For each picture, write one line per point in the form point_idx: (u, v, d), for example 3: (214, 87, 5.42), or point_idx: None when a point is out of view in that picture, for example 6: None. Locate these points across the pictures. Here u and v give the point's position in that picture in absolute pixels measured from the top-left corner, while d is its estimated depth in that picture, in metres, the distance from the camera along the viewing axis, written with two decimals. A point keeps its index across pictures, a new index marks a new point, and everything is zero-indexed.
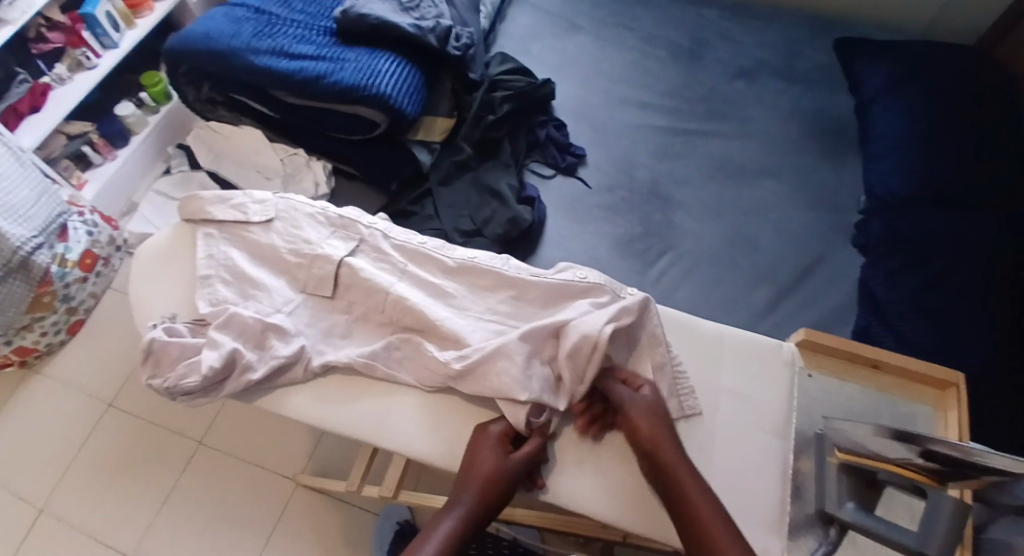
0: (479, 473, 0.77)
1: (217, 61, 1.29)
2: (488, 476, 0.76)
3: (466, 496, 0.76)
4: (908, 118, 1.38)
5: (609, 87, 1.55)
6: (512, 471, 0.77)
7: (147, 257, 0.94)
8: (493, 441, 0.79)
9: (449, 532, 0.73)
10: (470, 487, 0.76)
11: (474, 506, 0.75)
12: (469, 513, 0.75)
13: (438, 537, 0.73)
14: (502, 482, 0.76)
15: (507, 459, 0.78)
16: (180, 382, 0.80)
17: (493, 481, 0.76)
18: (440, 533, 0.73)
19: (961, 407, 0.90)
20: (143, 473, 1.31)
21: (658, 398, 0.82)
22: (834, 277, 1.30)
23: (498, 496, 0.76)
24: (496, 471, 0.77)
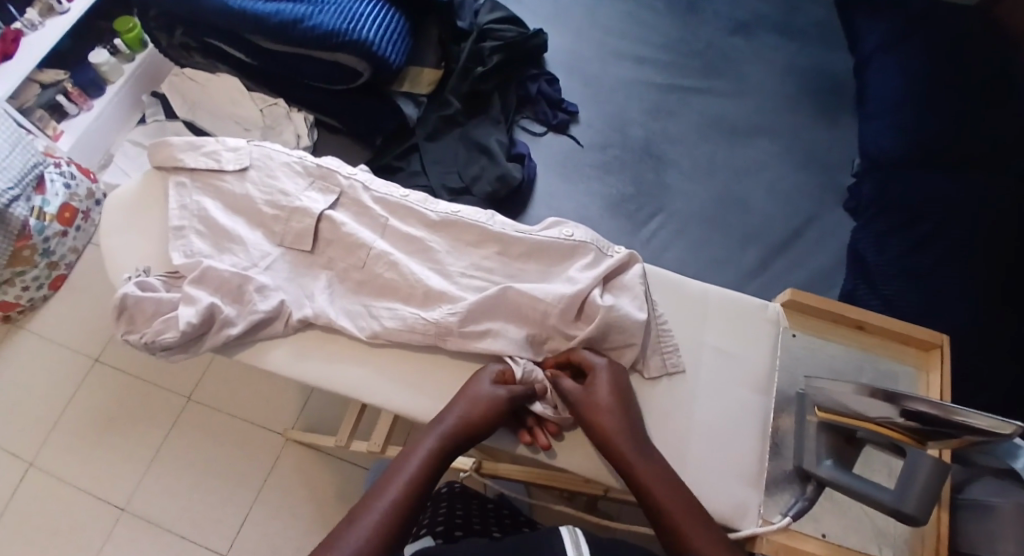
0: (462, 405, 0.76)
1: (188, 3, 1.23)
2: (478, 406, 0.76)
3: (448, 424, 0.75)
4: (904, 77, 1.35)
5: (601, 41, 1.51)
6: (495, 402, 0.77)
7: (115, 209, 0.91)
8: (484, 380, 0.79)
9: (427, 455, 0.72)
10: (452, 414, 0.75)
11: (456, 428, 0.74)
12: (450, 438, 0.74)
13: (416, 459, 0.71)
14: (484, 411, 0.76)
15: (492, 391, 0.77)
16: (158, 338, 0.79)
17: (477, 411, 0.75)
18: (419, 456, 0.72)
19: (943, 368, 0.85)
20: (130, 427, 1.30)
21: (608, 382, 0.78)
22: (824, 239, 1.29)
23: (480, 423, 0.75)
24: (480, 402, 0.76)
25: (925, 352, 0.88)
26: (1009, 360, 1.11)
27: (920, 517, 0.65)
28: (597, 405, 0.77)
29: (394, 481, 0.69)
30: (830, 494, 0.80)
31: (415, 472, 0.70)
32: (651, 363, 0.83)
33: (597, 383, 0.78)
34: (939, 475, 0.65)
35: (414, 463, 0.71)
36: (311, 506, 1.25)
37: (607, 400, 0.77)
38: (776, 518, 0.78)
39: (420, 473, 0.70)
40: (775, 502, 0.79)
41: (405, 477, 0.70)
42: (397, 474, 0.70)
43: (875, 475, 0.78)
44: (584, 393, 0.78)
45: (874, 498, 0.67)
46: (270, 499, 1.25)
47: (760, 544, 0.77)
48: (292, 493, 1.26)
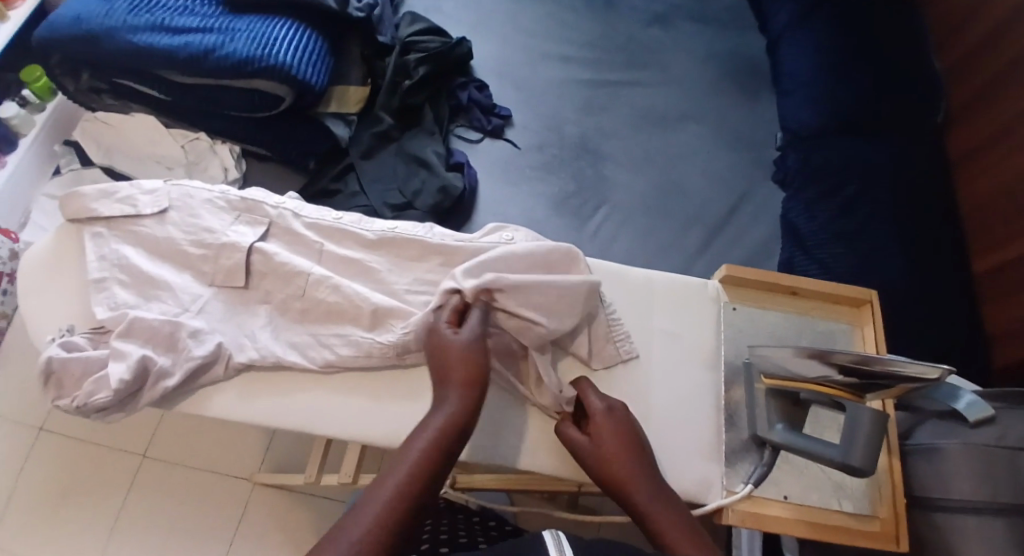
0: (455, 371, 0.72)
1: (92, 46, 1.19)
2: (465, 357, 0.73)
3: (452, 393, 0.71)
4: (815, 49, 1.40)
5: (525, 44, 1.52)
6: (483, 353, 0.75)
7: (31, 270, 0.88)
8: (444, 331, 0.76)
9: (438, 428, 0.68)
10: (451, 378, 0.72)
11: (462, 392, 0.71)
12: (451, 413, 0.69)
13: (426, 432, 0.68)
14: (473, 368, 0.73)
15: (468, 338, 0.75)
16: (89, 400, 0.77)
17: (470, 365, 0.73)
18: (429, 431, 0.68)
19: (875, 321, 0.89)
20: (88, 493, 1.25)
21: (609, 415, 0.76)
22: (758, 212, 1.32)
23: (475, 385, 0.72)
24: (473, 358, 0.73)
25: (858, 309, 0.92)
26: (944, 307, 1.16)
27: (868, 468, 0.68)
28: (606, 454, 0.72)
29: (402, 462, 0.65)
30: (786, 457, 0.83)
31: (424, 449, 0.66)
32: (605, 353, 0.85)
33: (603, 432, 0.74)
34: (880, 424, 0.68)
35: (422, 439, 0.67)
36: (287, 548, 1.22)
37: (620, 434, 0.74)
38: (739, 487, 0.80)
39: (432, 446, 0.67)
40: (737, 471, 0.80)
41: (415, 454, 0.66)
42: (405, 454, 0.66)
43: (827, 433, 0.80)
44: (593, 445, 0.74)
45: (824, 456, 0.69)
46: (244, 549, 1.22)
47: (728, 516, 0.79)
48: (266, 537, 1.23)
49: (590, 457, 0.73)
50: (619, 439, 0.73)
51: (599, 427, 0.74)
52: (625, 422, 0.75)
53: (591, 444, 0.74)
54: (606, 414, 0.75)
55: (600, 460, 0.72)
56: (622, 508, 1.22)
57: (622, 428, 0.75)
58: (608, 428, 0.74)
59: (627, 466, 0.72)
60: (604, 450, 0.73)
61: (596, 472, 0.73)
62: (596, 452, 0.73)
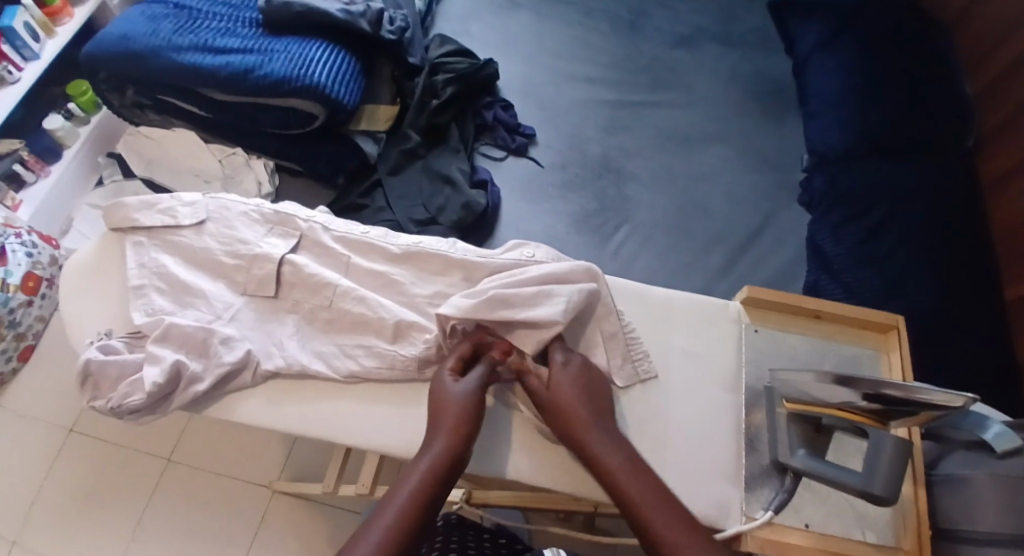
0: (449, 419, 0.74)
1: (137, 64, 1.24)
2: (458, 406, 0.75)
3: (442, 440, 0.73)
4: (841, 73, 1.40)
5: (552, 65, 1.54)
6: (477, 404, 0.76)
7: (73, 277, 0.91)
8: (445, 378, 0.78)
9: (423, 476, 0.70)
10: (440, 427, 0.74)
11: (448, 440, 0.73)
12: (438, 460, 0.71)
13: (412, 479, 0.70)
14: (468, 419, 0.75)
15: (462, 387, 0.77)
16: (124, 402, 0.79)
17: (462, 414, 0.75)
18: (415, 477, 0.70)
19: (902, 347, 0.88)
20: (114, 497, 1.27)
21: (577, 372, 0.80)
22: (782, 235, 1.32)
23: (465, 434, 0.74)
24: (462, 407, 0.75)
25: (885, 335, 0.91)
26: (972, 334, 1.14)
27: (891, 496, 0.68)
28: (563, 404, 0.77)
29: (387, 508, 0.68)
30: (807, 483, 0.82)
31: (410, 496, 0.69)
32: (623, 372, 0.85)
33: (558, 387, 0.78)
34: (903, 453, 0.68)
35: (408, 486, 0.69)
36: None
37: (575, 389, 0.78)
38: (759, 513, 0.79)
39: (416, 493, 0.69)
40: (757, 497, 0.80)
41: (399, 501, 0.68)
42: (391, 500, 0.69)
43: (849, 461, 0.80)
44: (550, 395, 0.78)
45: (844, 483, 0.69)
46: None
47: (746, 543, 0.78)
48: (285, 545, 1.24)
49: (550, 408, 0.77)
50: (574, 395, 0.78)
51: (552, 379, 0.79)
52: (584, 373, 0.80)
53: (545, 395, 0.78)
54: (560, 365, 0.80)
55: (555, 413, 0.77)
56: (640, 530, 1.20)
57: (577, 385, 0.79)
58: (565, 386, 0.78)
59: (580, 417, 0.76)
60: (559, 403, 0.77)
61: (552, 417, 0.77)
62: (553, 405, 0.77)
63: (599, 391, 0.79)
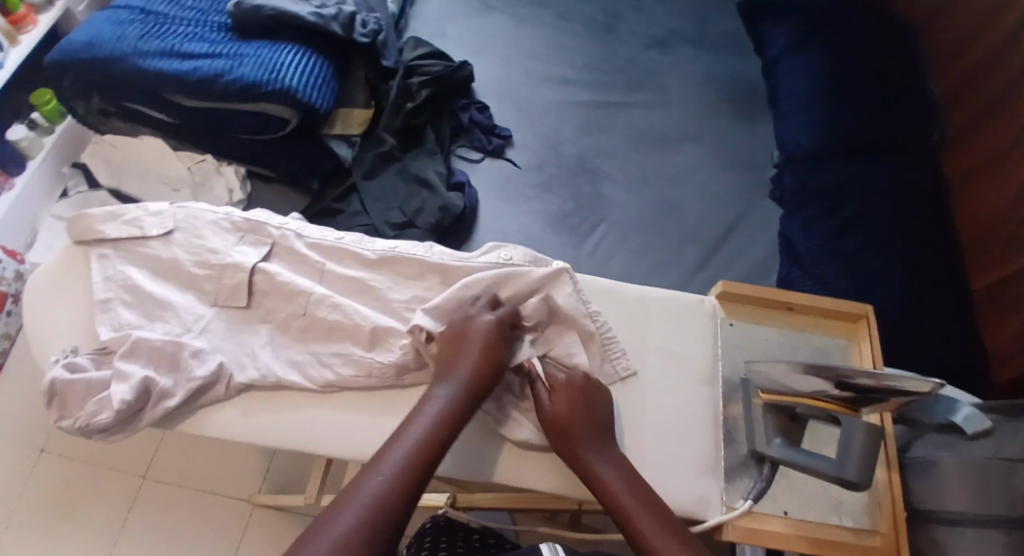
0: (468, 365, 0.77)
1: (102, 70, 1.22)
2: (486, 349, 0.78)
3: (458, 385, 0.75)
4: (811, 71, 1.42)
5: (526, 66, 1.54)
6: (501, 344, 0.79)
7: (37, 291, 0.89)
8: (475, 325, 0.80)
9: (437, 417, 0.73)
10: (457, 372, 0.77)
11: (468, 383, 0.76)
12: (453, 402, 0.74)
13: (425, 420, 0.72)
14: (491, 363, 0.77)
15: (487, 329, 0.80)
16: (92, 421, 0.77)
17: (486, 358, 0.78)
18: (428, 419, 0.73)
19: (871, 337, 0.89)
20: (89, 513, 1.25)
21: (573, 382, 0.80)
22: (754, 230, 1.34)
23: (488, 378, 0.77)
24: (487, 346, 0.78)
25: (854, 325, 0.92)
26: (939, 322, 1.16)
27: (862, 483, 0.69)
28: (562, 416, 0.78)
29: (398, 445, 0.70)
30: (785, 474, 0.83)
31: (420, 436, 0.71)
32: (602, 371, 0.86)
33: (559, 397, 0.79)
34: (873, 442, 0.69)
35: (421, 426, 0.72)
36: None
37: (574, 399, 0.79)
38: (739, 503, 0.80)
39: (433, 432, 0.71)
40: (736, 487, 0.81)
41: (410, 441, 0.70)
42: (405, 437, 0.71)
43: (826, 448, 0.81)
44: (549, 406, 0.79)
45: (820, 471, 0.70)
46: None
47: (727, 532, 0.79)
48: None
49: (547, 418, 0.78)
50: (575, 405, 0.78)
51: (554, 394, 0.79)
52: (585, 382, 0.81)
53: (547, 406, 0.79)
54: (562, 381, 0.80)
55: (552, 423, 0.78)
56: None
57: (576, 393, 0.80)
58: (567, 398, 0.79)
59: (577, 434, 0.77)
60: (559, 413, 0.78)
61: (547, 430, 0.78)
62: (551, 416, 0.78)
63: (598, 406, 0.79)
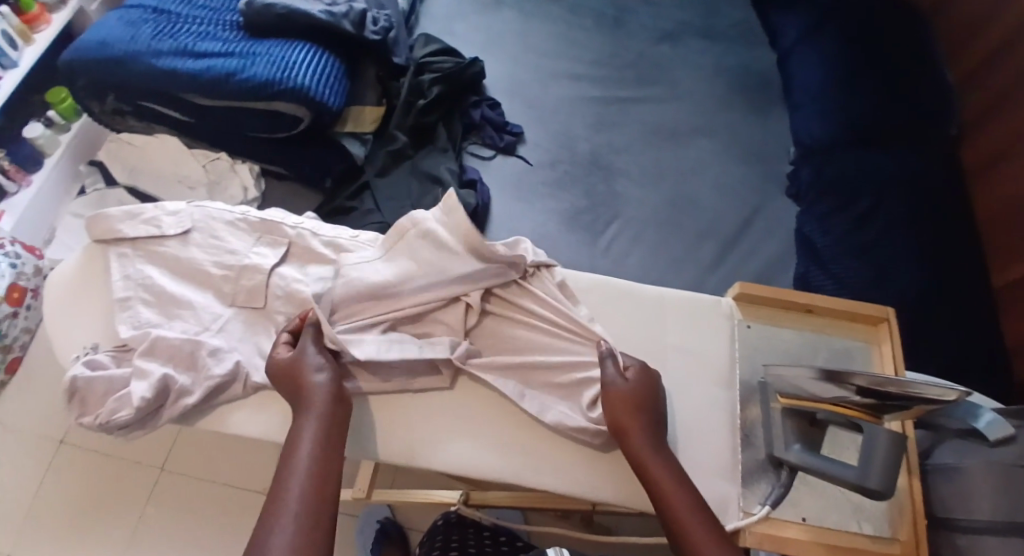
0: (318, 391, 0.76)
1: (116, 69, 1.23)
2: (326, 375, 0.78)
3: (320, 409, 0.75)
4: (824, 65, 1.41)
5: (537, 62, 1.53)
6: (333, 366, 0.79)
7: (57, 291, 0.90)
8: (311, 354, 0.79)
9: (317, 444, 0.72)
10: (315, 399, 0.76)
11: (325, 406, 0.75)
12: (322, 427, 0.74)
13: (305, 452, 0.71)
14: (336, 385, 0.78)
15: (317, 352, 0.80)
16: (112, 418, 0.78)
17: (332, 381, 0.78)
18: (305, 448, 0.71)
19: (893, 340, 0.88)
20: (106, 508, 1.26)
21: (647, 373, 0.81)
22: (772, 227, 1.32)
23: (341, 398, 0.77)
24: (323, 371, 0.78)
25: (875, 327, 0.91)
26: (961, 321, 1.14)
27: (885, 490, 0.68)
28: (631, 401, 0.78)
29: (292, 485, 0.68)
30: (803, 478, 0.82)
31: (311, 467, 0.70)
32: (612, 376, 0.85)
33: (633, 380, 0.79)
34: (897, 448, 0.68)
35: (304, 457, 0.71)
36: None
37: (647, 387, 0.79)
38: (756, 508, 0.79)
39: (313, 461, 0.71)
40: (754, 492, 0.80)
41: (300, 474, 0.69)
42: (291, 472, 0.69)
43: (844, 453, 0.80)
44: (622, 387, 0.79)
45: (841, 476, 0.70)
46: None
47: (745, 537, 0.78)
48: None
49: (613, 398, 0.78)
50: (648, 395, 0.79)
51: (630, 373, 0.80)
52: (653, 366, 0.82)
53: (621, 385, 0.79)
54: (639, 365, 0.81)
55: (622, 403, 0.78)
56: (639, 528, 1.20)
57: (649, 381, 0.80)
58: (642, 384, 0.79)
59: (645, 415, 0.77)
60: (627, 396, 0.78)
61: (612, 407, 0.78)
62: (623, 396, 0.78)
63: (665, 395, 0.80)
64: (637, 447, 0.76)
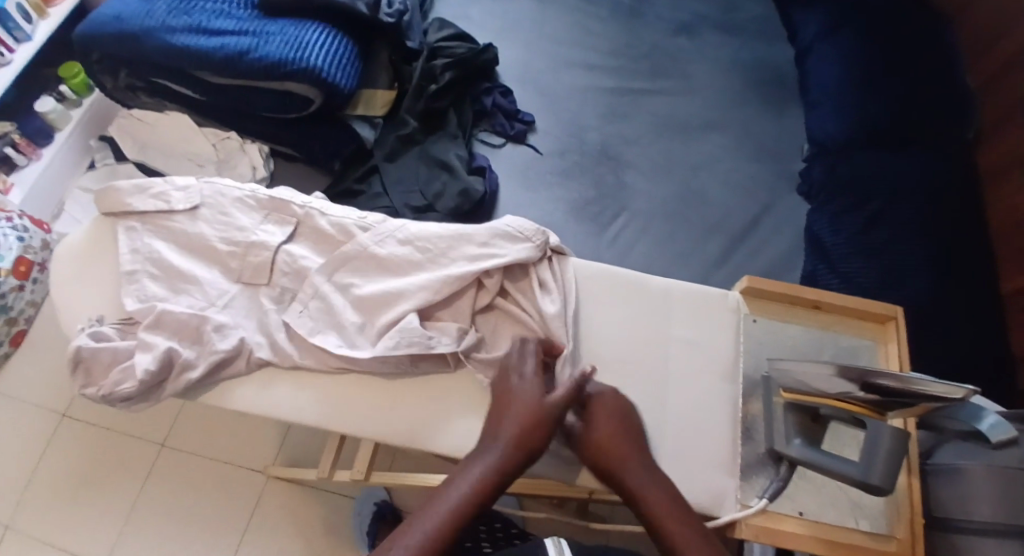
0: (510, 428, 0.73)
1: (131, 45, 1.23)
2: (531, 412, 0.74)
3: (494, 453, 0.72)
4: (842, 62, 1.39)
5: (551, 50, 1.53)
6: (554, 412, 0.75)
7: (65, 262, 0.90)
8: (531, 391, 0.76)
9: (475, 486, 0.70)
10: (500, 441, 0.73)
11: (506, 453, 0.72)
12: (499, 466, 0.71)
13: (459, 491, 0.69)
14: (534, 435, 0.73)
15: (534, 396, 0.76)
16: (116, 389, 0.79)
17: (523, 428, 0.73)
18: (464, 485, 0.70)
19: (900, 339, 0.88)
20: (108, 480, 1.27)
21: (614, 401, 0.80)
22: (780, 224, 1.32)
23: (533, 448, 0.73)
24: (530, 409, 0.74)
25: (882, 326, 0.91)
26: (966, 324, 1.14)
27: (887, 486, 0.68)
28: (602, 439, 0.76)
29: (433, 511, 0.68)
30: (803, 473, 0.82)
31: (460, 502, 0.69)
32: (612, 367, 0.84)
33: (599, 416, 0.78)
34: (900, 444, 0.68)
35: (459, 494, 0.69)
36: (299, 542, 1.24)
37: (617, 421, 0.78)
38: (753, 501, 0.80)
39: (464, 502, 0.69)
40: (751, 485, 0.80)
41: (446, 507, 0.68)
42: (439, 500, 0.69)
43: (845, 449, 0.80)
44: (588, 427, 0.77)
45: (844, 473, 0.69)
46: (254, 543, 1.23)
47: (741, 530, 0.78)
48: (279, 531, 1.24)
49: (585, 442, 0.77)
50: (618, 429, 0.77)
51: (595, 410, 0.78)
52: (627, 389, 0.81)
53: (585, 428, 0.78)
54: (604, 396, 0.80)
55: (594, 443, 0.76)
56: (632, 518, 1.21)
57: (617, 412, 0.79)
58: (606, 418, 0.78)
59: (623, 448, 0.76)
60: (597, 436, 0.77)
61: (586, 451, 0.77)
62: (591, 437, 0.77)
63: (637, 424, 0.79)
64: (627, 478, 0.74)
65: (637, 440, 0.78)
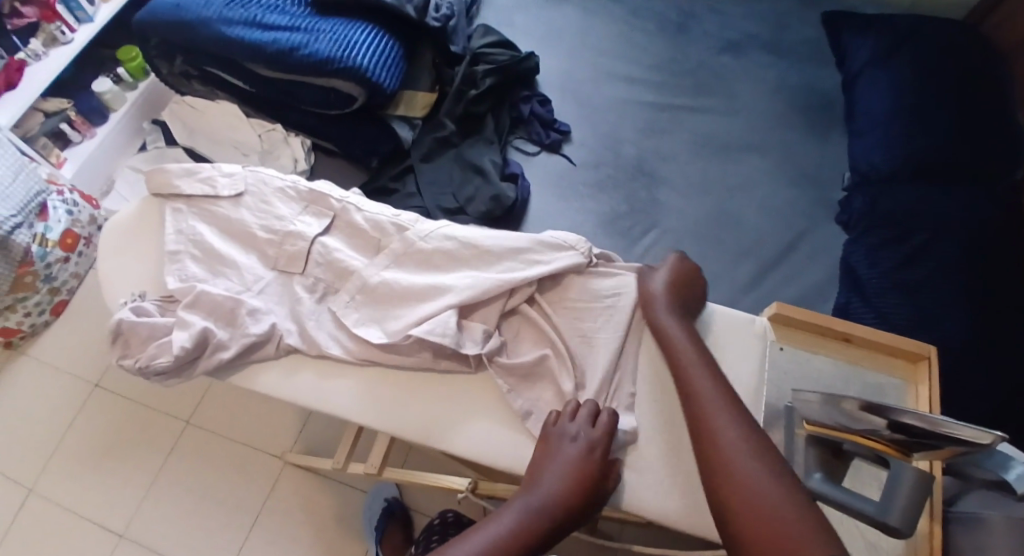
0: (562, 465, 0.75)
1: (187, 33, 1.26)
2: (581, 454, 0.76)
3: (547, 488, 0.74)
4: (892, 91, 1.37)
5: (596, 62, 1.53)
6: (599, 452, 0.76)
7: (111, 238, 0.93)
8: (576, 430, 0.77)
9: (523, 518, 0.72)
10: (550, 478, 0.75)
11: (557, 491, 0.74)
12: (550, 504, 0.73)
13: (507, 518, 0.72)
14: (586, 474, 0.75)
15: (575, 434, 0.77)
16: (151, 363, 0.81)
17: (574, 468, 0.75)
18: (513, 512, 0.73)
19: (932, 380, 0.85)
20: (132, 453, 1.30)
21: (674, 271, 0.88)
22: (816, 253, 1.30)
23: (583, 486, 0.74)
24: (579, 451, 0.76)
25: (915, 364, 0.89)
26: (1001, 368, 1.11)
27: (905, 530, 0.67)
28: (651, 295, 0.86)
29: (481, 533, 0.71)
30: None
31: (510, 529, 0.71)
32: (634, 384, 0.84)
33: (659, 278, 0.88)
34: (924, 487, 0.66)
35: (506, 522, 0.72)
36: (309, 531, 1.24)
37: (674, 285, 0.87)
38: None
39: (512, 527, 0.72)
40: None
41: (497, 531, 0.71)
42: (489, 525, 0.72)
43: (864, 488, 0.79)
44: (645, 284, 0.87)
45: (859, 509, 0.68)
46: (265, 528, 1.25)
47: None
48: (290, 518, 1.25)
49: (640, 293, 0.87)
50: (675, 292, 0.86)
51: (660, 272, 0.88)
52: (675, 281, 0.87)
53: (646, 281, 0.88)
54: (668, 267, 0.89)
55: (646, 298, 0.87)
56: (641, 537, 1.20)
57: (678, 279, 0.88)
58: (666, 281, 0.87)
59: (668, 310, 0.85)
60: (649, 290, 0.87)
61: (638, 301, 0.87)
62: (647, 290, 0.87)
63: (692, 294, 0.87)
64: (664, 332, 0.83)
65: (684, 304, 0.86)
